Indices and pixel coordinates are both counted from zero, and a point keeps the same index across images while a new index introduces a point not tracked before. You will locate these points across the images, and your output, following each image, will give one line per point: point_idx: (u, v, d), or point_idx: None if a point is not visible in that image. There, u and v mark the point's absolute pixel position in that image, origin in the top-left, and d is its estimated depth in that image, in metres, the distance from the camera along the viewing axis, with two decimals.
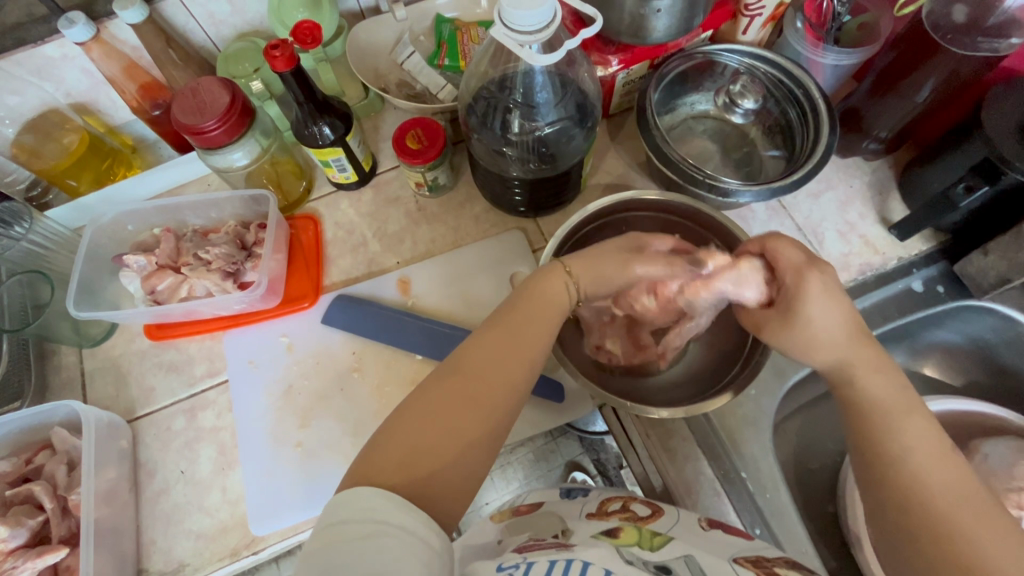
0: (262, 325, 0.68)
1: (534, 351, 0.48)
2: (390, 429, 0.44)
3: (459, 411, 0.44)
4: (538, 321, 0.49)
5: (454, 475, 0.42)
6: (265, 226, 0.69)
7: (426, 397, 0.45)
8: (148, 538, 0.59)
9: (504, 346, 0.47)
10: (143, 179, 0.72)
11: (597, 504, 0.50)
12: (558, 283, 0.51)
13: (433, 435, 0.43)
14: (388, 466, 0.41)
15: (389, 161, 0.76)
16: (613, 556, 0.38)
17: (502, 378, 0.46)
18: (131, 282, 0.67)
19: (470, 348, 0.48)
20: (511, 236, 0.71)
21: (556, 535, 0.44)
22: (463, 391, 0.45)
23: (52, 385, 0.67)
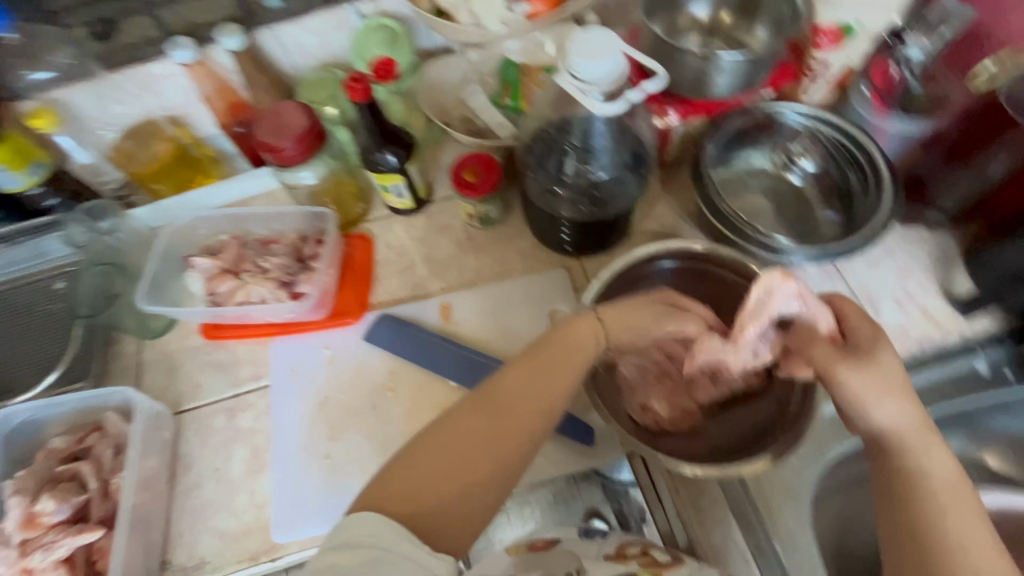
0: (307, 335, 0.70)
1: (560, 389, 0.49)
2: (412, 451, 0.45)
3: (488, 437, 0.45)
4: (565, 360, 0.50)
5: (474, 502, 0.43)
6: (321, 241, 0.73)
7: (459, 420, 0.46)
8: (175, 530, 0.61)
9: (537, 375, 0.49)
10: (217, 189, 0.77)
11: (616, 547, 0.49)
12: (594, 324, 0.53)
13: (446, 465, 0.44)
14: (393, 492, 0.42)
15: (443, 190, 0.79)
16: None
17: (534, 407, 0.47)
18: (195, 281, 0.71)
19: (504, 375, 0.49)
20: (554, 274, 0.72)
21: None
22: (495, 414, 0.46)
23: (109, 371, 0.71)
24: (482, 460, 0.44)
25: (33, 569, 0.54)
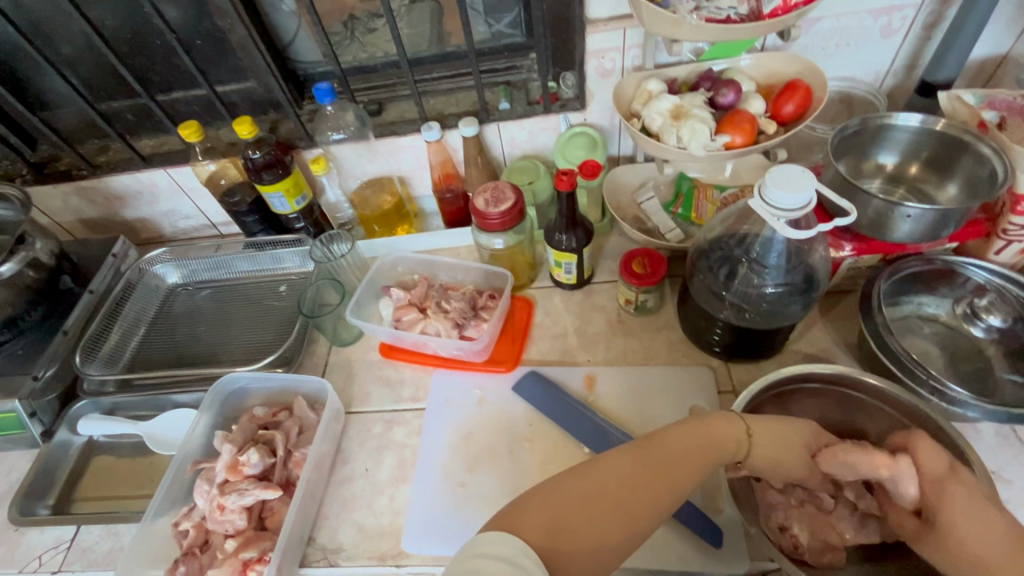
0: (465, 373, 0.80)
1: (679, 480, 0.48)
2: (545, 492, 0.45)
3: (631, 495, 0.46)
4: (687, 456, 0.50)
5: (592, 558, 0.43)
6: (494, 297, 0.85)
7: (608, 464, 0.47)
8: (324, 513, 0.70)
9: (688, 452, 0.50)
10: (419, 237, 0.94)
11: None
12: (735, 429, 0.53)
13: (582, 511, 0.44)
14: (535, 527, 0.42)
15: (604, 274, 0.88)
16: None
17: (679, 482, 0.48)
18: (386, 307, 0.85)
19: (659, 438, 0.51)
20: (699, 370, 0.75)
21: None
22: (645, 472, 0.47)
23: (300, 363, 0.84)
24: (609, 524, 0.44)
25: (225, 508, 0.65)
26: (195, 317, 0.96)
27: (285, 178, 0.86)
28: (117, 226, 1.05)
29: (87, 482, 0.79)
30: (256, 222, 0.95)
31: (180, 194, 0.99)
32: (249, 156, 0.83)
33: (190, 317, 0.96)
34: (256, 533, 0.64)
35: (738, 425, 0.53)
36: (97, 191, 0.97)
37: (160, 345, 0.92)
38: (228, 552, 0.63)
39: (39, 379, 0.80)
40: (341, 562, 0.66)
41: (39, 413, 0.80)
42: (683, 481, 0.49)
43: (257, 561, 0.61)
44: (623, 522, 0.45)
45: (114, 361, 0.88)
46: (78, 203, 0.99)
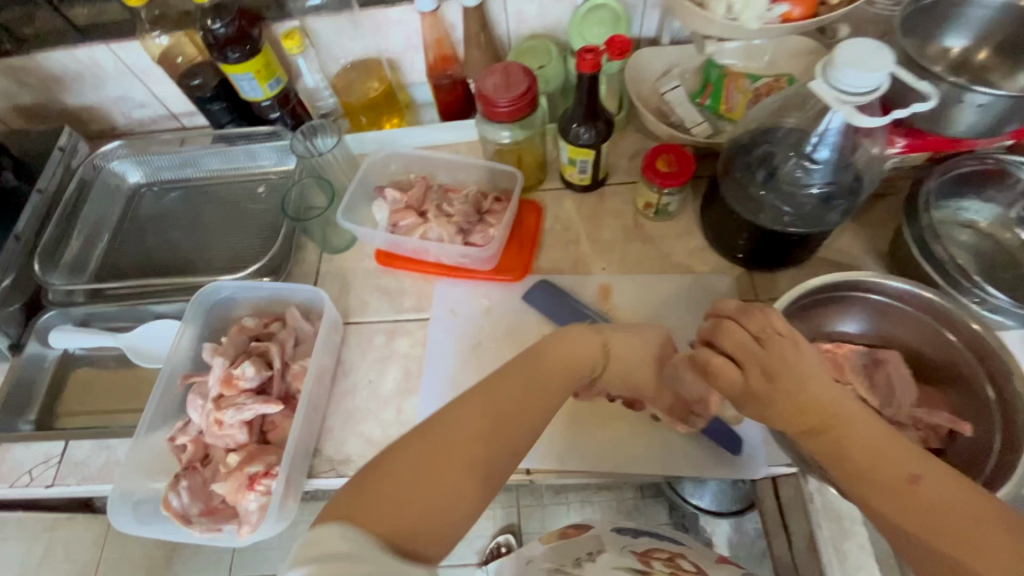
0: (471, 282, 0.75)
1: (529, 413, 0.49)
2: (378, 474, 0.43)
3: (478, 445, 0.45)
4: (535, 386, 0.50)
5: (446, 516, 0.43)
6: (500, 199, 0.77)
7: (449, 420, 0.46)
8: (328, 426, 0.67)
9: (534, 381, 0.50)
10: (415, 132, 0.83)
11: (646, 549, 0.56)
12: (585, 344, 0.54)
13: (423, 476, 0.43)
14: (384, 510, 0.41)
15: (620, 176, 0.80)
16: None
17: (526, 414, 0.48)
18: (380, 210, 0.77)
19: (503, 377, 0.50)
20: (721, 280, 0.71)
21: (590, 553, 0.55)
22: (489, 416, 0.47)
23: (289, 271, 0.77)
24: (460, 479, 0.44)
25: (224, 423, 0.61)
26: (165, 221, 0.86)
27: (253, 56, 0.72)
28: (60, 116, 0.91)
29: (68, 398, 0.75)
30: (224, 111, 0.83)
31: (130, 77, 0.85)
32: (209, 28, 0.70)
33: (160, 222, 0.86)
34: (259, 447, 0.61)
35: (588, 341, 0.54)
36: (28, 72, 0.82)
37: (128, 252, 0.84)
38: (231, 467, 0.60)
39: None
40: (350, 473, 0.64)
41: (2, 326, 0.73)
42: (535, 409, 0.49)
43: (264, 475, 0.58)
44: (474, 470, 0.45)
45: (81, 267, 0.81)
46: (8, 85, 0.84)
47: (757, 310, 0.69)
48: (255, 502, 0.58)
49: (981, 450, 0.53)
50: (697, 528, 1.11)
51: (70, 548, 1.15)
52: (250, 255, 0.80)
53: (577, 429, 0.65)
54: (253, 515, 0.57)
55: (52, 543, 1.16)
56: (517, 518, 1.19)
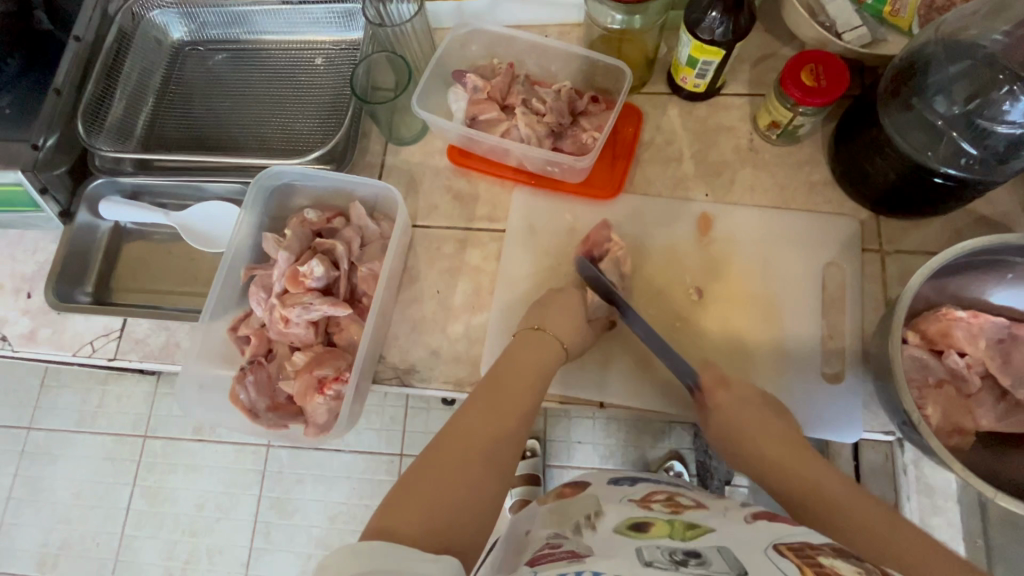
0: (553, 194, 0.67)
1: (518, 410, 0.48)
2: (406, 487, 0.42)
3: (487, 438, 0.46)
4: (518, 382, 0.50)
5: (472, 508, 0.42)
6: (597, 101, 0.67)
7: (460, 422, 0.46)
8: (393, 334, 0.63)
9: (524, 372, 0.51)
10: (503, 6, 0.70)
11: (644, 494, 0.50)
12: (556, 342, 0.54)
13: (447, 475, 0.42)
14: (406, 517, 0.39)
15: (739, 85, 0.68)
16: (632, 562, 0.37)
17: (522, 403, 0.49)
18: (458, 100, 0.67)
19: (499, 374, 0.51)
20: (842, 223, 0.62)
21: (588, 517, 0.47)
22: (489, 409, 0.48)
23: (353, 159, 0.69)
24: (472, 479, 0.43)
25: (289, 321, 0.58)
26: (213, 87, 0.77)
27: None
28: None
29: (123, 271, 0.72)
30: None
31: None
32: None
33: (209, 87, 0.77)
34: (326, 349, 0.59)
35: (557, 340, 0.54)
36: None
37: (175, 121, 0.76)
38: (297, 366, 0.58)
39: (41, 149, 0.66)
40: (415, 384, 0.61)
41: (51, 190, 0.68)
42: (522, 401, 0.49)
43: (333, 379, 0.56)
44: (489, 471, 0.44)
45: (127, 132, 0.74)
46: None
47: (878, 262, 0.61)
48: (324, 405, 0.56)
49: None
50: (721, 458, 1.06)
51: (122, 401, 1.21)
52: (309, 136, 0.72)
53: (644, 367, 0.60)
54: (322, 418, 0.56)
55: (105, 395, 1.21)
56: (542, 426, 1.17)
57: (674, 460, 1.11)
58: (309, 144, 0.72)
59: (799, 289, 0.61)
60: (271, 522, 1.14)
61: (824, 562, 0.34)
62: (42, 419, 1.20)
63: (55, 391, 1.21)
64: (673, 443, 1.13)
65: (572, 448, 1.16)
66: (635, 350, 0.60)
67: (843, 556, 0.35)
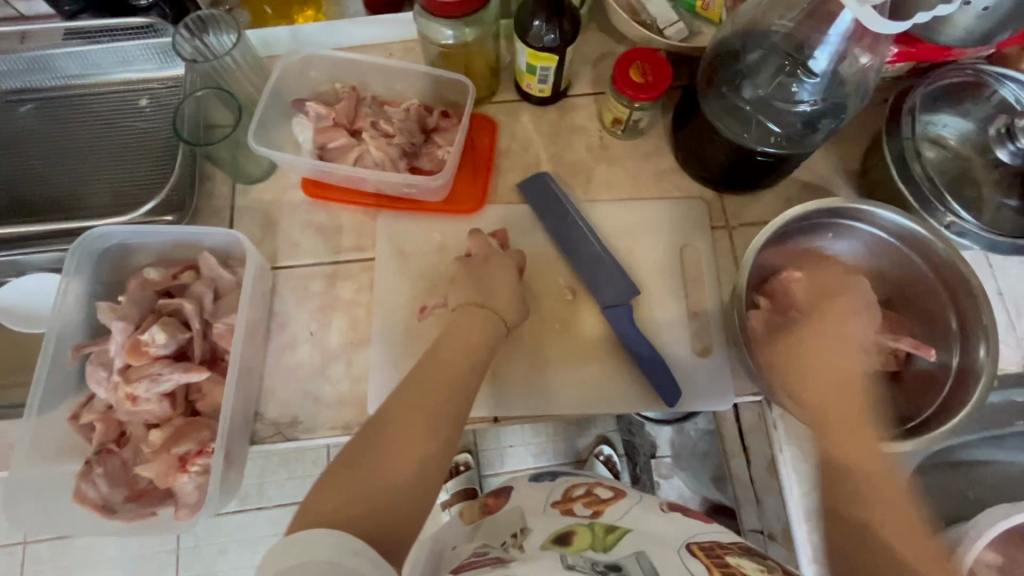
0: (419, 214, 0.66)
1: (456, 375, 0.50)
2: (334, 478, 0.42)
3: (423, 407, 0.47)
4: (454, 353, 0.51)
5: (406, 488, 0.43)
6: (447, 115, 0.66)
7: (402, 398, 0.48)
8: (268, 387, 0.59)
9: (462, 334, 0.53)
10: (335, 28, 0.67)
11: (563, 492, 0.49)
12: (486, 313, 0.55)
13: (382, 449, 0.44)
14: (337, 508, 0.40)
15: (582, 86, 0.71)
16: (554, 568, 0.37)
17: (464, 366, 0.50)
18: (302, 130, 0.64)
19: (444, 339, 0.52)
20: (692, 205, 0.66)
21: (514, 536, 0.44)
22: (426, 376, 0.50)
23: (196, 206, 0.64)
24: (404, 477, 0.43)
25: (136, 399, 0.52)
26: (17, 146, 0.68)
27: None
28: None
29: None
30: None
31: None
32: None
33: (14, 144, 0.68)
34: (189, 419, 0.54)
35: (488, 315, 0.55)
36: None
37: None
38: (155, 443, 0.52)
39: None
40: (299, 435, 0.58)
41: None
42: (463, 373, 0.50)
43: (197, 455, 0.51)
44: (427, 445, 0.45)
45: None
46: None
47: (728, 237, 0.66)
48: (191, 483, 0.51)
49: (938, 370, 0.55)
50: (643, 432, 1.08)
51: None
52: (143, 187, 0.65)
53: (537, 376, 0.60)
54: (192, 496, 0.51)
55: None
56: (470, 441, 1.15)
57: (604, 445, 1.13)
58: (143, 195, 0.65)
59: (664, 273, 0.64)
60: None
61: (732, 563, 0.38)
62: None
63: None
64: (600, 429, 1.15)
65: (503, 453, 1.15)
66: (525, 359, 0.60)
67: (749, 553, 0.39)
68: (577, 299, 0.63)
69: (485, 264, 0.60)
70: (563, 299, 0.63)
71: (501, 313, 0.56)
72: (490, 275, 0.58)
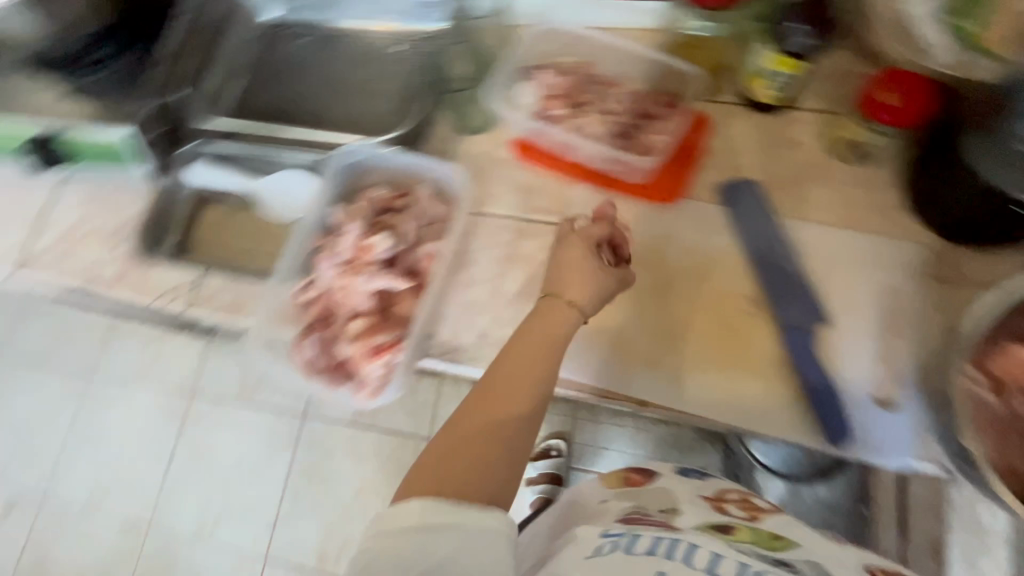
0: (613, 193, 0.68)
1: (523, 379, 0.44)
2: (419, 467, 0.41)
3: (487, 415, 0.42)
4: (523, 355, 0.45)
5: (493, 478, 0.40)
6: (666, 105, 0.68)
7: (468, 405, 0.43)
8: (443, 313, 0.65)
9: (531, 338, 0.46)
10: (580, 6, 0.71)
11: (716, 492, 0.49)
12: (563, 312, 0.47)
13: (449, 452, 0.40)
14: (429, 486, 0.39)
15: (812, 101, 0.67)
16: (725, 544, 0.39)
17: (533, 366, 0.45)
18: (529, 93, 0.69)
19: (510, 344, 0.46)
20: (909, 249, 0.61)
21: (664, 511, 0.46)
22: (489, 385, 0.44)
23: (424, 143, 0.73)
24: (473, 475, 0.39)
25: (355, 288, 0.64)
26: (297, 67, 0.82)
27: None
28: None
29: (201, 230, 0.77)
30: None
31: None
32: None
33: (297, 66, 0.82)
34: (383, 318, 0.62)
35: (563, 312, 0.47)
36: None
37: (260, 95, 0.81)
38: (354, 331, 0.62)
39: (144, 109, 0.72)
40: (460, 362, 0.63)
41: None
42: (533, 378, 0.44)
43: (389, 347, 0.61)
44: (499, 445, 0.41)
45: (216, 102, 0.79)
46: None
47: (945, 291, 0.59)
48: (379, 368, 0.60)
49: None
50: (750, 480, 1.01)
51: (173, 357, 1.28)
52: (384, 119, 0.75)
53: (682, 370, 0.60)
54: (377, 380, 0.60)
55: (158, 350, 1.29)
56: (569, 428, 1.14)
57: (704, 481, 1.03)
58: (383, 125, 0.75)
59: (858, 311, 0.60)
60: (300, 488, 1.19)
61: None
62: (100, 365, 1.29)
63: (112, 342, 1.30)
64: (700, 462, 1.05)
65: (597, 454, 1.12)
66: (682, 352, 0.60)
67: None
68: (754, 312, 0.61)
69: (634, 264, 0.64)
70: (738, 306, 0.61)
71: (578, 306, 0.48)
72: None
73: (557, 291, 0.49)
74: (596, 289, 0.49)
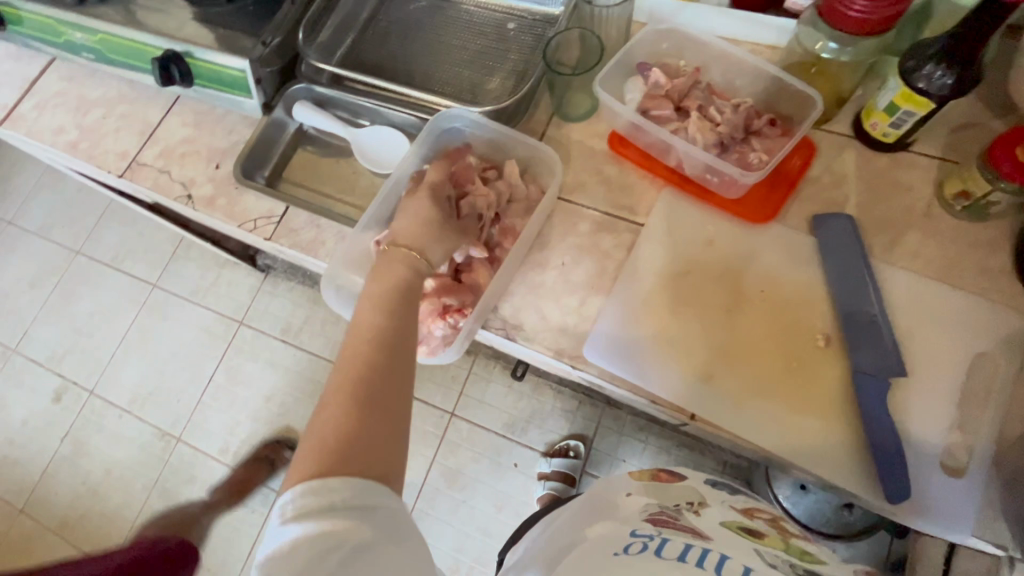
0: (701, 203, 0.67)
1: (387, 327, 0.48)
2: (312, 433, 0.42)
3: (365, 374, 0.45)
4: (385, 308, 0.50)
5: (382, 430, 0.43)
6: (774, 124, 0.66)
7: (346, 364, 0.45)
8: (511, 289, 0.66)
9: (383, 299, 0.50)
10: (705, 12, 0.70)
11: (746, 506, 0.49)
12: (405, 258, 0.54)
13: (339, 416, 0.42)
14: (321, 452, 0.40)
15: (930, 146, 0.65)
16: (754, 555, 0.37)
17: (395, 314, 0.49)
18: (635, 90, 0.69)
19: (369, 306, 0.50)
20: (1007, 316, 0.58)
21: (691, 503, 0.47)
22: (364, 344, 0.47)
23: (521, 122, 0.74)
24: (369, 426, 0.42)
25: None
26: (411, 28, 0.84)
27: None
28: None
29: (294, 169, 0.81)
30: None
31: None
32: None
33: (406, 30, 0.84)
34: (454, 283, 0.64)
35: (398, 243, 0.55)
36: None
37: (371, 50, 0.84)
38: (425, 289, 0.63)
39: (267, 45, 0.76)
40: (519, 340, 0.64)
41: (263, 83, 0.77)
42: (388, 318, 0.49)
43: (456, 310, 0.63)
44: (384, 391, 0.44)
45: (331, 51, 0.83)
46: None
47: None
48: (441, 330, 0.63)
49: None
50: None
51: (232, 286, 1.35)
52: (487, 92, 0.77)
53: (741, 396, 0.59)
54: (436, 340, 0.64)
55: (219, 277, 1.36)
56: (591, 433, 1.14)
57: None
58: (485, 98, 0.76)
59: (939, 369, 0.57)
60: None
61: None
62: (166, 281, 1.38)
63: (181, 261, 1.39)
64: None
65: (615, 464, 1.11)
66: (745, 375, 0.59)
67: None
68: (827, 350, 0.59)
69: (711, 279, 0.63)
70: (812, 338, 0.60)
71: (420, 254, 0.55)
72: (702, 288, 0.63)
73: (397, 245, 0.55)
74: (402, 281, 0.53)
